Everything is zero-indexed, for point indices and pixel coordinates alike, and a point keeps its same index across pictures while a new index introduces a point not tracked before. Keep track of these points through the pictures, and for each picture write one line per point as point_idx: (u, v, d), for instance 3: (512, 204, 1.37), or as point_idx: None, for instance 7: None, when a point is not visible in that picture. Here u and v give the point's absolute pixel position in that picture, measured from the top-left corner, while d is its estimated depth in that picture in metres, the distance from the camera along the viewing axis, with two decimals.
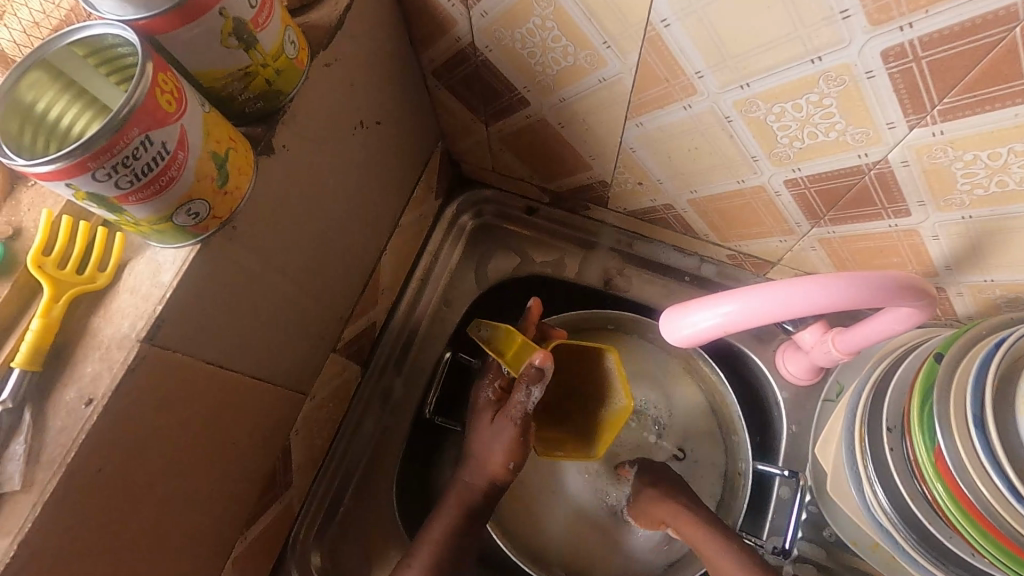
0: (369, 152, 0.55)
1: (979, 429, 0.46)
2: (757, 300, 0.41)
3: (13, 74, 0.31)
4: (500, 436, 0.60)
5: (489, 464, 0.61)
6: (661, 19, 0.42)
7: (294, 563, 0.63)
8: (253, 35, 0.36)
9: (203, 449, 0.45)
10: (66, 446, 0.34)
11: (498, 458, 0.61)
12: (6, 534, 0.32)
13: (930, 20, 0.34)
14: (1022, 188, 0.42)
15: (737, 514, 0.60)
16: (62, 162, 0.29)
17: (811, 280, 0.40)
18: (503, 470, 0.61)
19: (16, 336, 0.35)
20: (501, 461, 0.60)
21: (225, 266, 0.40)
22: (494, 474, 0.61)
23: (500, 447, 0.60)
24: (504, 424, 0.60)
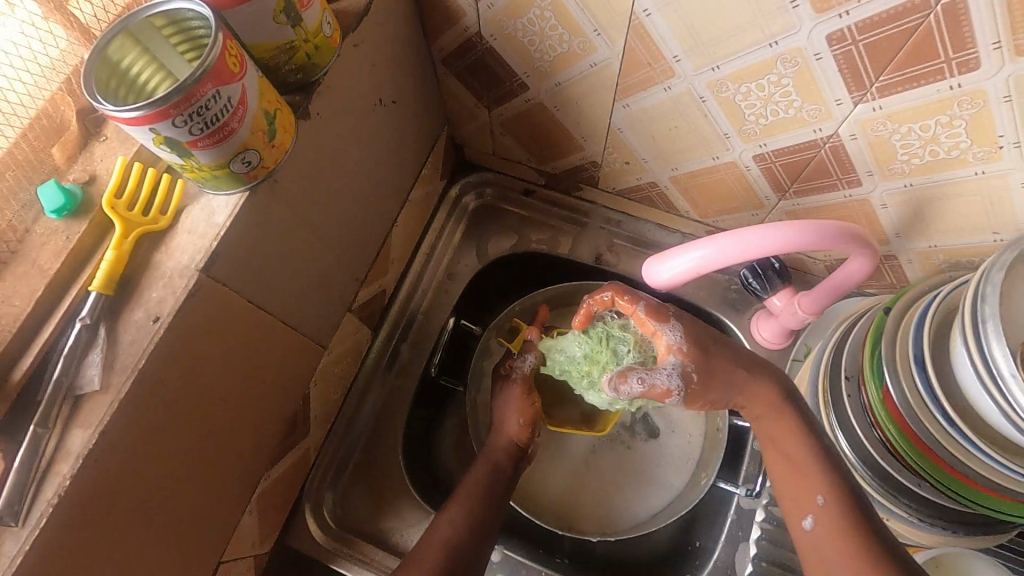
0: (385, 129, 0.62)
1: (920, 368, 0.52)
2: (728, 245, 0.48)
3: (105, 39, 0.37)
4: (510, 400, 0.68)
5: (507, 426, 0.66)
6: (643, 9, 0.49)
7: (309, 507, 0.69)
8: (299, 14, 0.42)
9: (240, 383, 0.51)
10: (137, 355, 0.40)
11: (513, 419, 0.66)
12: (87, 427, 0.38)
13: (863, 8, 0.42)
14: (950, 157, 0.49)
15: (811, 443, 0.55)
16: (148, 110, 0.35)
17: (770, 228, 0.48)
18: (520, 431, 0.66)
19: (92, 265, 0.41)
20: (516, 422, 0.66)
21: (266, 215, 0.46)
22: (512, 434, 0.66)
23: (511, 410, 0.67)
24: (510, 389, 0.68)
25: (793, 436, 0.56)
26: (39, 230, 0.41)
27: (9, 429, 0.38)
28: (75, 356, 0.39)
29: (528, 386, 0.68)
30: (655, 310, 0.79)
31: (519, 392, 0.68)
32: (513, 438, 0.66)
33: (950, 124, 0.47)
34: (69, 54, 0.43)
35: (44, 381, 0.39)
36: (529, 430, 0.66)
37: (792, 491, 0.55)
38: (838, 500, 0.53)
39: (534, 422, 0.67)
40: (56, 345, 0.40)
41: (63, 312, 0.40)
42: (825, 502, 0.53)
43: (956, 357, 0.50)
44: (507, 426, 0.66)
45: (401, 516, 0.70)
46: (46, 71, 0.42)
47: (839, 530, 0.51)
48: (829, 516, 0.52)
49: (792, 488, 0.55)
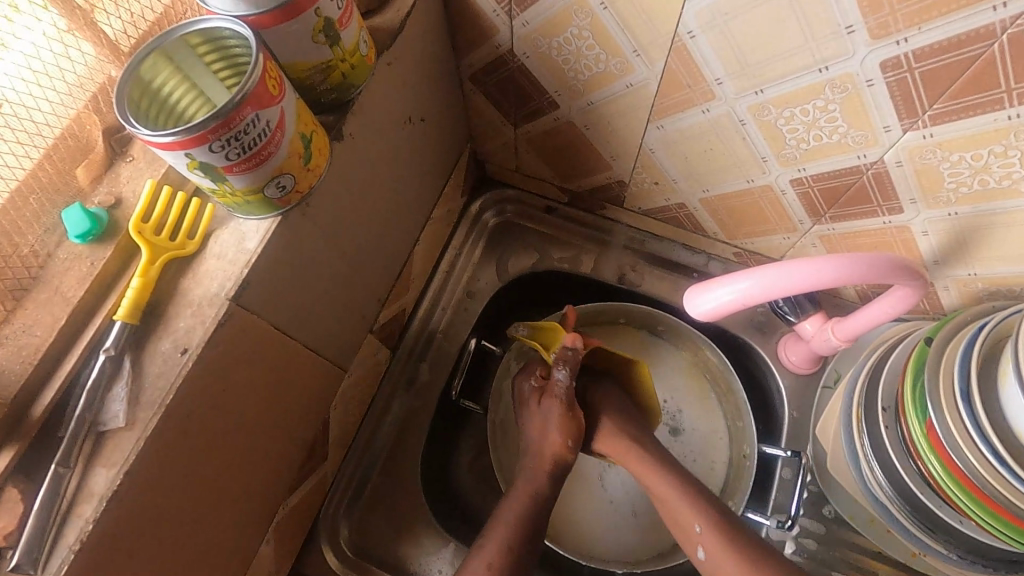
0: (412, 147, 0.60)
1: (967, 403, 0.50)
2: (793, 276, 0.48)
3: (138, 58, 0.35)
4: (548, 416, 0.64)
5: (548, 441, 0.63)
6: (688, 31, 0.48)
7: (325, 535, 0.67)
8: (337, 33, 0.41)
9: (262, 412, 0.49)
10: (164, 389, 0.38)
11: (557, 437, 0.63)
12: (112, 466, 0.36)
13: (923, 36, 0.40)
14: (1001, 186, 0.48)
15: (669, 476, 0.61)
16: (185, 134, 0.33)
17: (841, 258, 0.47)
18: (565, 448, 0.63)
19: (117, 292, 0.39)
20: (559, 440, 0.63)
21: (296, 239, 0.45)
22: (557, 452, 0.62)
23: (550, 426, 0.64)
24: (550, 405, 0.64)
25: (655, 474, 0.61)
26: (62, 255, 0.39)
27: (30, 466, 0.36)
28: (99, 389, 0.37)
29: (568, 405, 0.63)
30: (678, 334, 0.78)
31: (560, 411, 0.63)
32: (556, 456, 0.63)
33: (1004, 154, 0.45)
34: (96, 70, 0.41)
35: (66, 416, 0.37)
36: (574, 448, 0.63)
37: (673, 516, 0.59)
38: (713, 530, 0.57)
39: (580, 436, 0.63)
40: (79, 377, 0.38)
41: (87, 342, 0.38)
42: (704, 531, 0.57)
43: (1008, 393, 0.48)
44: (550, 442, 0.63)
45: (419, 545, 0.67)
46: (72, 89, 0.40)
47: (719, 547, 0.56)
48: (711, 540, 0.56)
49: (675, 512, 0.59)
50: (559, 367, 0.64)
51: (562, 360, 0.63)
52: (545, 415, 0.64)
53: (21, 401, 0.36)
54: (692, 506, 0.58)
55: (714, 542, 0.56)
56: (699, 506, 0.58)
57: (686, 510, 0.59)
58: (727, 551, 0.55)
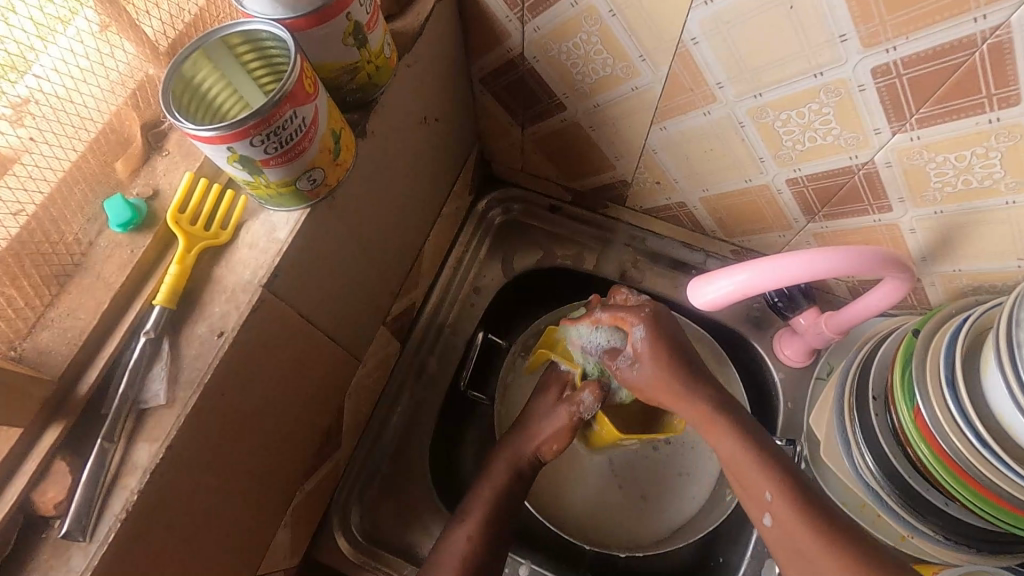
0: (426, 146, 0.63)
1: (951, 389, 0.54)
2: (767, 270, 0.51)
3: (181, 57, 0.38)
4: (552, 426, 0.65)
5: (537, 445, 0.65)
6: (691, 37, 0.51)
7: (338, 519, 0.69)
8: (365, 36, 0.43)
9: (285, 396, 0.51)
10: (202, 370, 0.40)
11: (547, 445, 0.65)
12: (154, 441, 0.38)
13: (910, 45, 0.43)
14: (983, 186, 0.51)
15: (739, 437, 0.58)
16: (228, 129, 0.35)
17: (812, 255, 0.50)
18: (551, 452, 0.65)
19: (155, 280, 0.42)
20: (551, 445, 0.65)
21: (322, 231, 0.47)
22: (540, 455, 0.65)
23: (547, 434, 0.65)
24: (559, 418, 0.65)
25: (720, 430, 0.59)
26: (103, 243, 0.42)
27: (75, 442, 0.39)
28: (140, 369, 0.39)
29: (569, 425, 0.64)
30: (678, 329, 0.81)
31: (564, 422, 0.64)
32: (540, 455, 0.65)
33: (986, 155, 0.48)
34: (135, 69, 0.43)
35: (109, 394, 0.39)
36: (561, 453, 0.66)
37: (744, 483, 0.58)
38: (784, 497, 0.56)
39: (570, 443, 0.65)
40: (120, 358, 0.40)
41: (128, 326, 0.40)
42: (774, 498, 0.56)
43: (989, 379, 0.51)
44: (541, 447, 0.65)
45: (429, 531, 0.69)
46: (114, 87, 0.43)
47: (792, 515, 0.55)
48: (782, 508, 0.55)
49: (745, 477, 0.58)
50: (586, 391, 0.64)
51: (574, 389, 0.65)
52: (546, 421, 0.65)
53: (68, 380, 0.39)
54: (762, 474, 0.57)
55: (786, 511, 0.55)
56: (771, 474, 0.56)
57: (757, 479, 0.57)
58: (797, 520, 0.54)
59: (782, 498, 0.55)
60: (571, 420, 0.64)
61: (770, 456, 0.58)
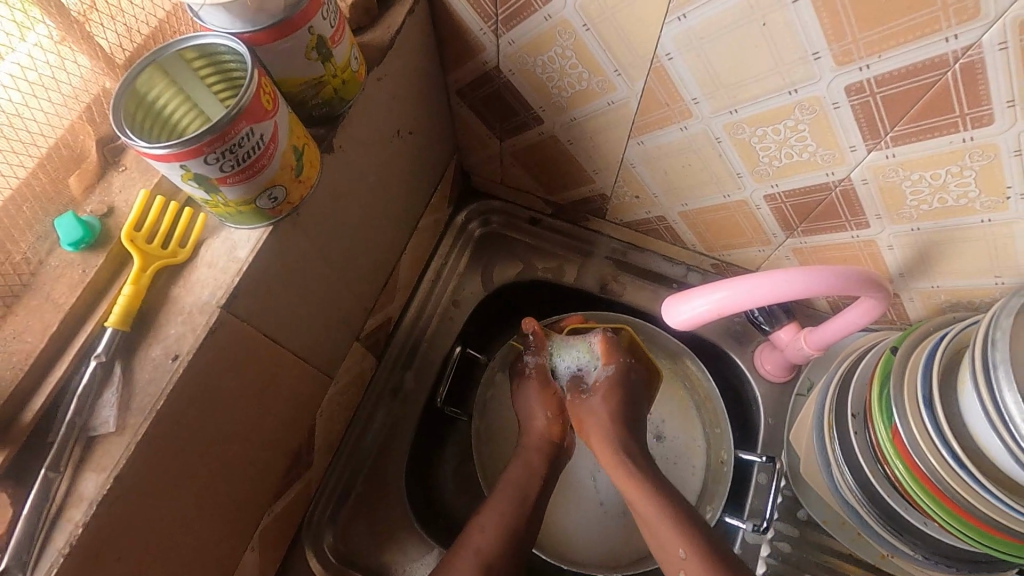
0: (399, 159, 0.62)
1: (929, 408, 0.53)
2: (743, 287, 0.51)
3: (135, 71, 0.36)
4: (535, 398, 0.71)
5: (536, 422, 0.70)
6: (666, 53, 0.50)
7: (309, 541, 0.67)
8: (330, 50, 0.42)
9: (250, 417, 0.49)
10: (155, 395, 0.39)
11: (541, 417, 0.70)
12: (101, 471, 0.37)
13: (883, 63, 0.43)
14: (958, 204, 0.51)
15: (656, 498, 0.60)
16: (181, 147, 0.34)
17: (801, 274, 0.50)
18: (549, 426, 0.69)
19: (109, 300, 0.40)
20: (542, 418, 0.70)
21: (285, 248, 0.46)
22: (542, 431, 0.69)
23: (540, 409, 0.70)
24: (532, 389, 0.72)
25: (640, 489, 0.62)
26: (54, 262, 0.40)
27: (20, 471, 0.37)
28: (89, 395, 0.38)
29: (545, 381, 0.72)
30: (658, 343, 0.80)
31: (538, 388, 0.71)
32: (544, 435, 0.69)
33: (960, 173, 0.48)
34: (91, 82, 0.42)
35: (56, 421, 0.38)
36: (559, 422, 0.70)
37: (660, 543, 0.59)
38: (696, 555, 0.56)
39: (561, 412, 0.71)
40: (69, 382, 0.38)
41: (77, 349, 0.39)
42: (687, 557, 0.56)
43: (965, 398, 0.51)
44: (537, 423, 0.70)
45: (403, 551, 0.68)
46: (67, 100, 0.41)
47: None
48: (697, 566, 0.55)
49: (662, 539, 0.59)
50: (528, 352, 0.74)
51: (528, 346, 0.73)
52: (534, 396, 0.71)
53: (13, 407, 0.37)
54: (673, 531, 0.58)
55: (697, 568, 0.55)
56: (684, 532, 0.58)
57: (672, 538, 0.58)
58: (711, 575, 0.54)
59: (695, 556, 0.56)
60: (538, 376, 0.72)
61: (681, 507, 0.60)
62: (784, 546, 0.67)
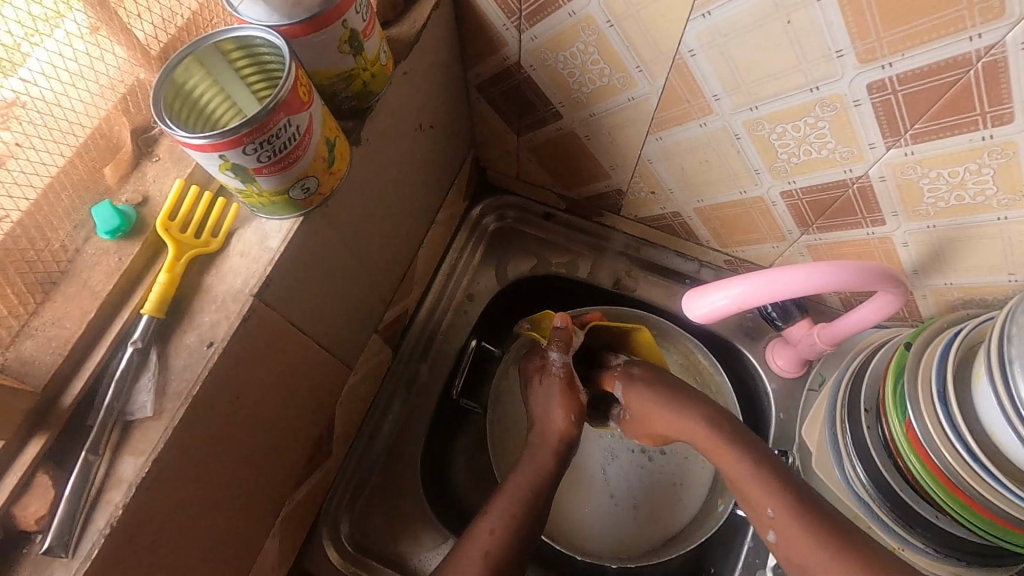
0: (421, 153, 0.62)
1: (943, 402, 0.54)
2: (795, 275, 0.51)
3: (174, 62, 0.37)
4: (550, 394, 0.67)
5: (554, 422, 0.66)
6: (689, 50, 0.51)
7: (327, 529, 0.68)
8: (361, 44, 0.43)
9: (276, 405, 0.50)
10: (190, 381, 0.39)
11: (561, 416, 0.66)
12: (139, 454, 0.38)
13: (905, 61, 0.44)
14: (976, 202, 0.51)
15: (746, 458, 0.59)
16: (222, 137, 0.35)
17: (857, 265, 0.50)
18: (567, 426, 0.66)
19: (144, 288, 0.41)
20: (560, 417, 0.66)
21: (314, 239, 0.46)
22: (560, 430, 0.65)
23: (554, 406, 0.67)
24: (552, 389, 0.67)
25: (728, 452, 0.60)
26: (90, 250, 0.41)
27: (59, 454, 0.38)
28: (126, 380, 0.39)
29: (568, 378, 0.67)
30: (671, 338, 0.81)
31: (562, 388, 0.67)
32: (563, 434, 0.65)
33: (979, 171, 0.49)
34: (126, 73, 0.43)
35: (95, 405, 0.39)
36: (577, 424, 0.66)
37: (750, 499, 0.59)
38: (786, 508, 0.56)
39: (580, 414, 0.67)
40: (107, 368, 0.39)
41: (114, 335, 0.39)
42: (777, 514, 0.56)
43: (980, 393, 0.51)
44: (554, 420, 0.66)
45: (419, 541, 0.68)
46: (104, 91, 0.42)
47: (795, 530, 0.55)
48: (786, 523, 0.56)
49: (752, 496, 0.58)
50: (552, 348, 0.68)
51: (554, 341, 0.67)
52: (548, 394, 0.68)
53: (52, 391, 0.38)
54: (768, 489, 0.57)
55: (790, 524, 0.56)
56: (776, 488, 0.57)
57: (764, 495, 0.58)
58: (801, 529, 0.55)
59: (785, 512, 0.56)
60: (562, 371, 0.68)
61: (772, 464, 0.59)
62: None
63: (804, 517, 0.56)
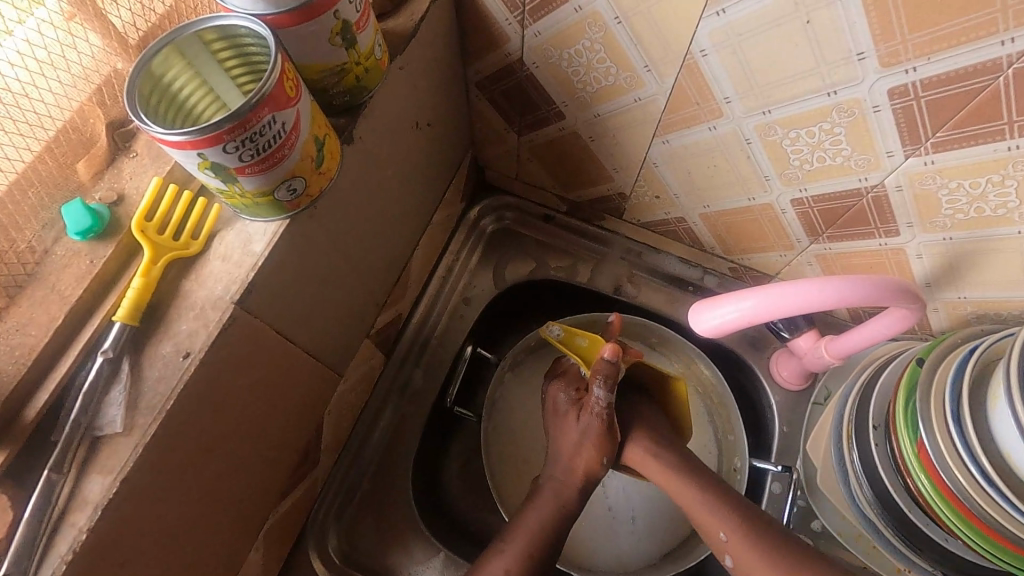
0: (417, 152, 0.60)
1: (957, 422, 0.52)
2: (792, 295, 0.49)
3: (151, 53, 0.34)
4: (585, 431, 0.63)
5: (580, 461, 0.62)
6: (701, 49, 0.48)
7: (314, 541, 0.65)
8: (355, 36, 0.40)
9: (259, 416, 0.48)
10: (165, 394, 0.37)
11: (591, 455, 0.62)
12: (108, 473, 0.35)
13: (930, 66, 0.41)
14: (996, 215, 0.49)
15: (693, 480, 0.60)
16: (199, 134, 0.32)
17: (861, 281, 0.48)
18: (597, 466, 0.62)
19: (117, 292, 0.38)
20: (594, 457, 0.62)
21: (302, 242, 0.44)
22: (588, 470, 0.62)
23: (587, 447, 0.62)
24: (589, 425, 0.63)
25: (675, 479, 0.61)
26: (59, 251, 0.38)
27: (21, 472, 0.35)
28: (96, 392, 0.36)
29: (606, 421, 0.62)
30: (672, 347, 0.79)
31: (600, 427, 0.62)
32: (589, 474, 0.62)
33: (1002, 183, 0.46)
34: (102, 62, 0.40)
35: (62, 419, 0.36)
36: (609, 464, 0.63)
37: (703, 526, 0.59)
38: (736, 531, 0.56)
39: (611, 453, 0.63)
40: (75, 379, 0.37)
41: (84, 343, 0.37)
42: (729, 539, 0.56)
43: (997, 414, 0.49)
44: (583, 458, 0.62)
45: (409, 554, 0.66)
46: (76, 80, 0.39)
47: (746, 550, 0.56)
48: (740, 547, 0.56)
49: (703, 521, 0.59)
50: (598, 384, 0.61)
51: (602, 376, 0.61)
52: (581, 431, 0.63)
53: (15, 404, 0.35)
54: (718, 513, 0.58)
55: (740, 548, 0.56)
56: (722, 513, 0.58)
57: (714, 519, 0.58)
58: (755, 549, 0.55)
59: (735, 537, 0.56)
60: (602, 414, 0.62)
61: (712, 481, 0.60)
62: None
63: (756, 539, 0.56)
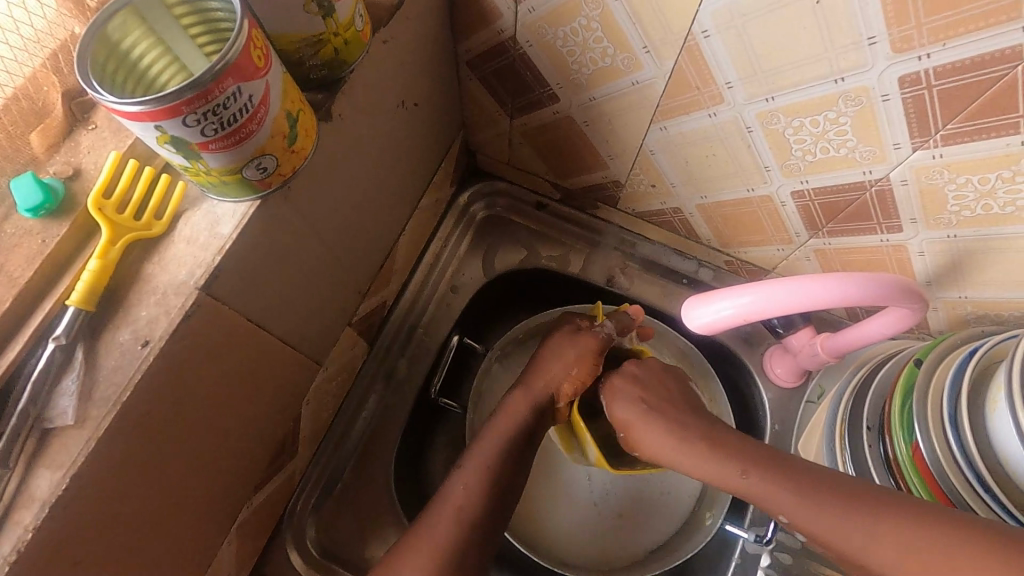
0: (403, 132, 0.57)
1: (954, 426, 0.50)
2: (807, 287, 0.46)
3: (105, 13, 0.31)
4: (576, 347, 0.65)
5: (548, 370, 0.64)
6: (702, 30, 0.45)
7: (291, 533, 0.64)
8: (332, 4, 0.38)
9: (230, 408, 0.46)
10: (121, 385, 0.34)
11: (558, 368, 0.64)
12: (57, 469, 0.33)
13: (946, 53, 0.39)
14: (1004, 212, 0.47)
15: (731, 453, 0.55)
16: (157, 104, 0.29)
17: (872, 278, 0.46)
18: (564, 375, 0.64)
19: (72, 274, 0.36)
20: (561, 372, 0.64)
21: (275, 225, 0.41)
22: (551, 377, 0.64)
23: (566, 356, 0.65)
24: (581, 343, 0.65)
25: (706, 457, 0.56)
26: (10, 229, 0.36)
27: None
28: (46, 382, 0.34)
29: (596, 349, 0.65)
30: (665, 340, 0.77)
31: (591, 348, 0.65)
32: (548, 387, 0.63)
33: (1012, 179, 0.44)
34: (57, 25, 0.37)
35: (8, 409, 0.34)
36: (574, 381, 0.64)
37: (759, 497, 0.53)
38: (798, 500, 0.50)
39: (581, 367, 0.64)
40: (24, 367, 0.34)
41: (34, 329, 0.34)
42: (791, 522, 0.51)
43: (995, 420, 0.48)
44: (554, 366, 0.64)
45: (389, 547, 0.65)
46: (29, 44, 0.37)
47: (817, 508, 0.49)
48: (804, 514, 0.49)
49: (758, 494, 0.53)
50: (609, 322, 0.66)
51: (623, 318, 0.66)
52: (573, 345, 0.65)
53: None
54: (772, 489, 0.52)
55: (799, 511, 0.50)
56: (774, 480, 0.52)
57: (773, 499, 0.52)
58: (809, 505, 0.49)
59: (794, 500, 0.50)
60: (597, 342, 0.65)
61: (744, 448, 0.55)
62: (784, 558, 0.62)
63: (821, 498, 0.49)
